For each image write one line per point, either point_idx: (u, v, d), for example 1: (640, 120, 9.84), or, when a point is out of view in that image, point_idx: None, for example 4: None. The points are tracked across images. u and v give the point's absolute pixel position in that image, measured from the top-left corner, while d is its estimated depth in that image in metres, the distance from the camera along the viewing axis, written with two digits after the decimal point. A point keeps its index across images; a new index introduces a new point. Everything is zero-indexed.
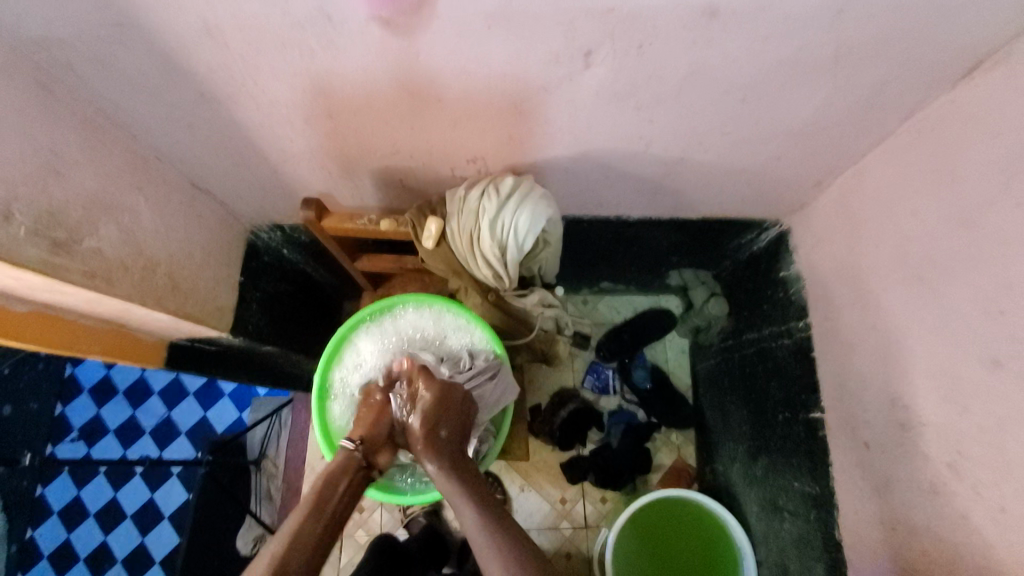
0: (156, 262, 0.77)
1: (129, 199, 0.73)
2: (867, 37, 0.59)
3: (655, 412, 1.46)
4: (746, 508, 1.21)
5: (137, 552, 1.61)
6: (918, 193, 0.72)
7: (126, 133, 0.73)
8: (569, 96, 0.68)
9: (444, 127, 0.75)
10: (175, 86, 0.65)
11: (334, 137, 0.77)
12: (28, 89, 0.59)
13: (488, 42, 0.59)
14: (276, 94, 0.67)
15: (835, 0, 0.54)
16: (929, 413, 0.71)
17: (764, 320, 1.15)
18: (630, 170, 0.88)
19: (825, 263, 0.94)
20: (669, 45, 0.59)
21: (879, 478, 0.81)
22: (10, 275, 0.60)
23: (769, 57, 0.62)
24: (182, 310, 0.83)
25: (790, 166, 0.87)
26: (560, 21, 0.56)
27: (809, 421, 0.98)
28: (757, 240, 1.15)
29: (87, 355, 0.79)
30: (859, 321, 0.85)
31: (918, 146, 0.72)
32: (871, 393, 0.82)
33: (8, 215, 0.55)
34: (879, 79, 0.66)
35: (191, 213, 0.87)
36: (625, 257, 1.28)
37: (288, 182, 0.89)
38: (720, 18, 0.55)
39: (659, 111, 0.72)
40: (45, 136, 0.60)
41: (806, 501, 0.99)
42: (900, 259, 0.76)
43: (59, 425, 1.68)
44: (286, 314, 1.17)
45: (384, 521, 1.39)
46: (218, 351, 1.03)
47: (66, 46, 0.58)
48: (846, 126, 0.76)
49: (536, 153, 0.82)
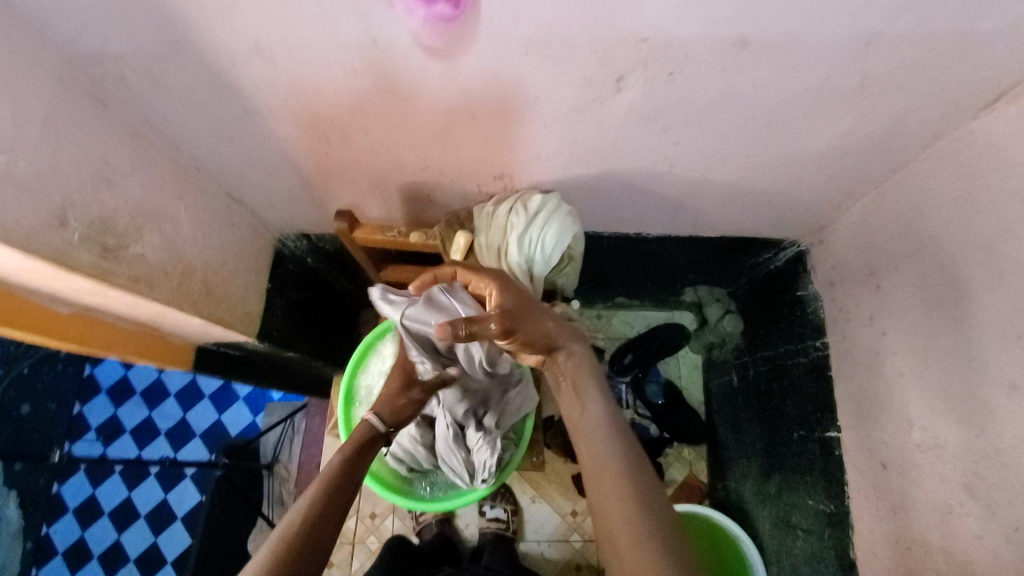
0: (192, 269, 0.80)
1: (171, 207, 0.75)
2: (891, 68, 0.62)
3: (667, 427, 1.45)
4: (758, 525, 1.21)
5: (150, 552, 1.62)
6: (937, 218, 0.73)
7: (169, 144, 0.76)
8: (599, 117, 0.71)
9: (474, 145, 0.78)
10: (221, 102, 0.68)
11: (368, 151, 0.80)
12: (84, 102, 0.62)
13: (525, 66, 0.61)
14: (318, 110, 0.70)
15: (863, 34, 0.57)
16: (948, 436, 0.71)
17: (780, 338, 1.16)
18: (653, 189, 0.90)
19: (844, 284, 0.95)
20: (699, 72, 0.62)
21: (896, 499, 0.81)
22: (60, 279, 0.62)
23: (795, 85, 0.64)
24: (214, 315, 0.85)
25: (810, 188, 0.89)
26: (596, 49, 0.59)
27: (824, 439, 0.98)
28: (774, 259, 1.16)
29: (118, 356, 0.81)
30: (878, 342, 0.86)
31: (938, 173, 0.73)
32: (889, 414, 0.83)
33: (64, 222, 0.57)
34: (902, 108, 0.68)
35: (225, 221, 0.89)
36: (642, 273, 1.30)
37: (320, 194, 0.92)
38: (750, 48, 0.58)
39: (685, 134, 0.74)
40: (99, 147, 0.63)
41: (820, 520, 0.99)
42: (919, 283, 0.77)
43: (76, 424, 1.69)
44: (308, 321, 1.20)
45: (395, 528, 1.40)
46: (240, 355, 1.06)
47: (123, 63, 0.61)
48: (867, 151, 0.78)
49: (563, 171, 0.84)
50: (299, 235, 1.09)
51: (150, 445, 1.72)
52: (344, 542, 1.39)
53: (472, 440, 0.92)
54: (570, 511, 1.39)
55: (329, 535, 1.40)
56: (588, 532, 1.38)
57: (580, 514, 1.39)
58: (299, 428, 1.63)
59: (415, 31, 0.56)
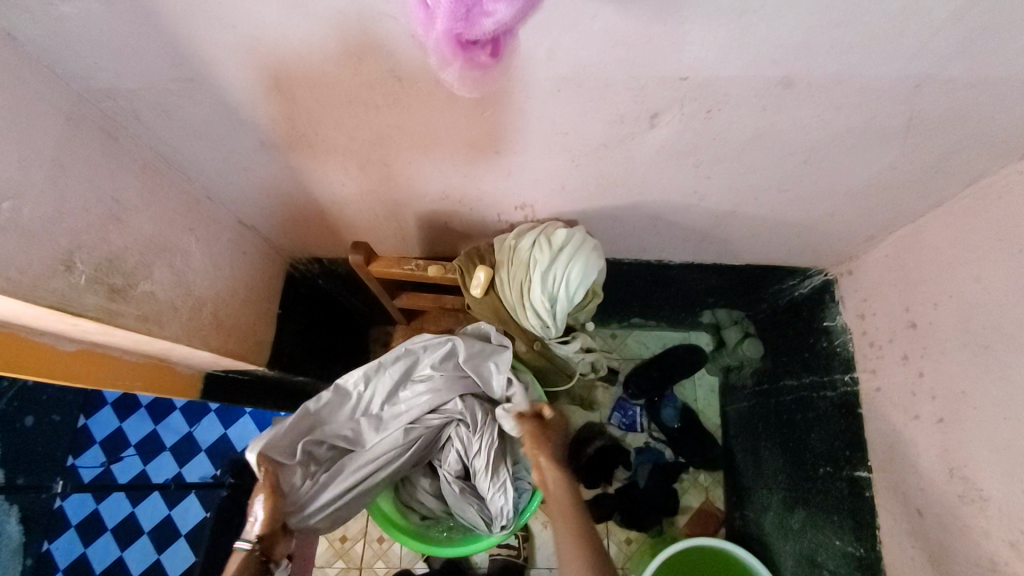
0: (203, 301, 0.77)
1: (181, 241, 0.72)
2: (940, 110, 0.59)
3: (684, 452, 1.40)
4: (780, 560, 1.16)
5: (152, 571, 1.57)
6: (981, 259, 0.70)
7: (179, 173, 0.73)
8: (630, 152, 0.68)
9: (496, 177, 0.75)
10: (233, 133, 0.66)
11: (385, 182, 0.77)
12: (94, 136, 0.59)
13: (554, 102, 0.58)
14: (335, 144, 0.68)
15: (915, 76, 0.54)
16: (991, 490, 0.68)
17: (804, 368, 1.12)
18: (679, 221, 0.88)
19: (876, 318, 0.92)
20: (737, 110, 0.59)
21: (934, 550, 0.77)
22: (66, 322, 0.59)
23: (837, 124, 0.61)
24: (223, 347, 0.82)
25: (843, 222, 0.86)
26: (630, 87, 0.56)
27: (854, 478, 0.94)
28: (798, 286, 1.13)
29: (129, 390, 0.78)
30: (912, 383, 0.82)
31: (982, 213, 0.70)
32: (927, 460, 0.79)
33: (70, 265, 0.54)
34: (948, 147, 0.65)
35: (237, 249, 0.87)
36: (660, 297, 1.27)
37: (334, 221, 0.89)
38: (794, 88, 0.55)
39: (717, 169, 0.71)
40: (109, 183, 0.60)
41: (849, 563, 0.95)
42: (958, 326, 0.73)
43: (79, 437, 1.63)
44: (320, 344, 1.17)
45: (404, 553, 1.35)
46: (249, 380, 1.02)
47: (134, 97, 0.59)
48: (907, 188, 0.74)
49: (586, 202, 0.81)
50: (311, 259, 1.06)
51: (156, 460, 1.67)
52: (350, 567, 1.34)
53: (483, 486, 0.93)
54: None
55: (336, 559, 1.35)
56: None
57: None
58: None
59: (454, 81, 0.51)
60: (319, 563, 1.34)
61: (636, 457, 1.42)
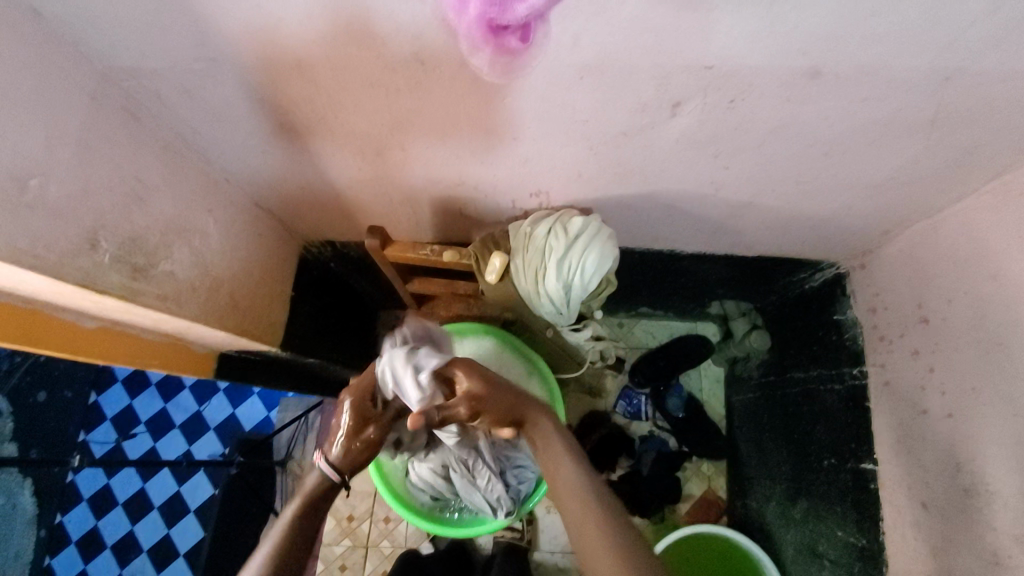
0: (220, 282, 0.77)
1: (200, 221, 0.73)
2: (966, 104, 0.58)
3: (688, 441, 1.41)
4: (781, 549, 1.18)
5: (161, 544, 1.60)
6: (999, 256, 0.69)
7: (198, 154, 0.74)
8: (649, 141, 0.68)
9: (513, 164, 0.75)
10: (253, 114, 0.66)
11: (403, 167, 0.77)
12: (116, 115, 0.59)
13: (576, 88, 0.58)
14: (354, 128, 0.68)
15: (944, 69, 0.53)
16: (998, 485, 0.68)
17: (812, 360, 1.12)
18: (694, 212, 0.88)
19: (887, 313, 0.92)
20: (761, 100, 0.59)
21: (937, 542, 0.78)
22: (89, 300, 0.60)
23: (861, 116, 0.61)
24: (240, 328, 0.83)
25: (860, 215, 0.86)
26: (654, 75, 0.55)
27: (858, 471, 0.95)
28: (810, 279, 1.13)
29: (147, 367, 0.80)
30: (922, 378, 0.83)
31: (1002, 210, 0.69)
32: (934, 455, 0.80)
33: (94, 243, 0.55)
34: (971, 141, 0.64)
35: (253, 231, 0.87)
36: (671, 287, 1.27)
37: (349, 204, 0.89)
38: (820, 79, 0.55)
39: (736, 159, 0.71)
40: (131, 163, 0.60)
41: (851, 553, 0.96)
42: (972, 322, 0.73)
43: (92, 412, 1.68)
44: (332, 327, 1.18)
45: (410, 534, 1.37)
46: (261, 362, 1.04)
47: (156, 76, 0.59)
48: (926, 183, 0.74)
49: (602, 191, 0.81)
50: (325, 242, 1.06)
51: (164, 438, 1.70)
52: (357, 545, 1.37)
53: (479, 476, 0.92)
54: None
55: (343, 537, 1.37)
56: None
57: None
58: (313, 427, 1.61)
59: (484, 67, 0.52)
60: (325, 541, 1.37)
61: (640, 445, 1.42)
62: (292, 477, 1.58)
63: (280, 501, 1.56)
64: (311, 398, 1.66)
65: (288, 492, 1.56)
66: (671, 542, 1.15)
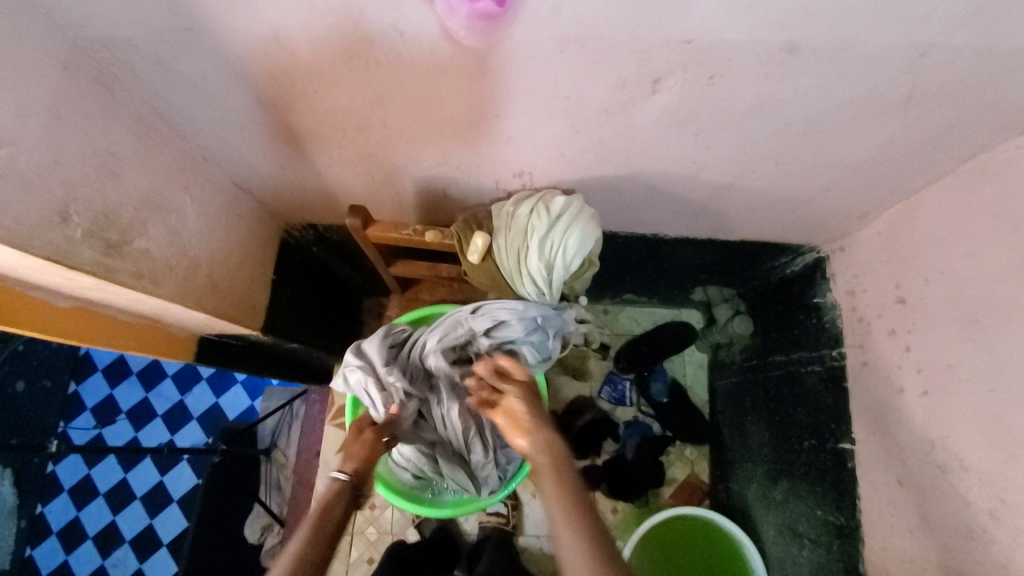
0: (198, 262, 0.76)
1: (176, 199, 0.72)
2: (941, 82, 0.59)
3: (672, 425, 1.43)
4: (762, 530, 1.19)
5: (142, 535, 1.58)
6: (973, 236, 0.70)
7: (175, 130, 0.72)
8: (631, 119, 0.68)
9: (496, 143, 0.74)
10: (232, 88, 0.65)
11: (385, 145, 0.76)
12: (87, 87, 0.58)
13: (557, 62, 0.58)
14: (334, 103, 0.67)
15: (920, 45, 0.54)
16: (972, 460, 0.70)
17: (793, 344, 1.13)
18: (676, 194, 0.88)
19: (865, 294, 0.93)
20: (741, 76, 0.59)
21: (913, 518, 0.80)
22: (62, 276, 0.59)
23: (840, 93, 0.62)
24: (219, 310, 0.82)
25: (840, 197, 0.87)
26: (635, 49, 0.55)
27: (837, 451, 0.97)
28: (790, 264, 1.14)
29: (123, 351, 0.78)
30: (899, 357, 0.84)
31: (976, 190, 0.70)
32: (908, 432, 0.82)
33: (65, 217, 0.54)
34: (945, 121, 0.65)
35: (232, 211, 0.86)
36: (655, 273, 1.28)
37: (330, 185, 0.88)
38: (799, 54, 0.55)
39: (717, 139, 0.71)
40: (103, 136, 0.59)
41: (829, 531, 0.98)
42: (946, 301, 0.75)
43: (71, 402, 1.65)
44: (316, 314, 1.17)
45: (395, 520, 1.37)
46: (243, 346, 1.03)
47: (129, 47, 0.57)
48: (903, 163, 0.75)
49: (584, 171, 0.81)
50: (307, 226, 1.05)
51: (147, 427, 1.68)
52: (342, 532, 1.36)
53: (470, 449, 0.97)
54: None
55: None
56: None
57: None
58: (296, 415, 1.59)
59: (460, 31, 0.53)
60: None
61: (625, 430, 1.43)
62: (276, 466, 1.56)
63: (263, 491, 1.52)
64: (295, 388, 1.66)
65: (272, 481, 1.54)
66: (640, 534, 1.16)
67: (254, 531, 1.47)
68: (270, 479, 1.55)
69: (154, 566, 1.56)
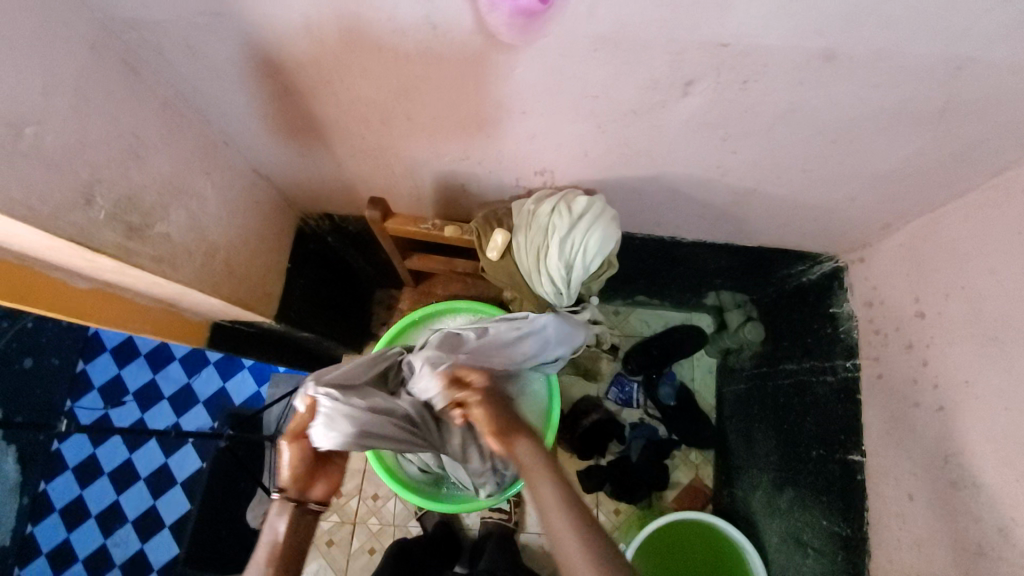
0: (215, 248, 0.76)
1: (197, 184, 0.71)
2: (978, 95, 0.58)
3: (678, 429, 1.42)
4: (765, 537, 1.19)
5: (146, 515, 1.59)
6: (1000, 252, 0.69)
7: (197, 114, 0.72)
8: (658, 121, 0.67)
9: (519, 139, 0.74)
10: (258, 75, 0.64)
11: (406, 137, 0.76)
12: (114, 68, 0.57)
13: (587, 61, 0.57)
14: (359, 94, 0.66)
15: (960, 57, 0.53)
16: (987, 479, 0.69)
17: (805, 353, 1.12)
18: (697, 197, 0.87)
19: (884, 306, 0.92)
20: (774, 82, 0.58)
21: (923, 533, 0.79)
22: (83, 257, 0.59)
23: (873, 103, 0.61)
24: (235, 296, 0.82)
25: (863, 207, 0.85)
26: (669, 51, 0.54)
27: (847, 462, 0.96)
28: (807, 272, 1.13)
29: (138, 334, 0.78)
30: (916, 371, 0.83)
31: (1006, 206, 0.69)
32: (922, 447, 0.81)
33: (89, 199, 0.54)
34: (978, 135, 0.64)
35: (250, 198, 0.85)
36: (668, 276, 1.27)
37: (348, 175, 0.88)
38: (836, 62, 0.54)
39: (743, 144, 0.71)
40: (128, 119, 0.59)
41: (835, 543, 0.97)
42: (968, 317, 0.74)
43: (79, 380, 1.67)
44: (327, 303, 1.16)
45: (398, 511, 1.37)
46: (254, 333, 1.02)
47: (158, 30, 0.57)
48: (931, 175, 0.74)
49: (606, 171, 0.80)
50: (323, 215, 1.05)
51: (153, 409, 1.68)
52: (344, 521, 1.36)
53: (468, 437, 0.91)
54: None
55: (330, 513, 1.37)
56: None
57: None
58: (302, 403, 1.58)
59: (499, 27, 0.53)
60: None
61: (631, 431, 1.43)
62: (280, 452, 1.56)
63: (268, 476, 1.54)
64: (302, 375, 1.66)
65: (275, 467, 1.54)
66: (642, 536, 1.15)
67: (256, 516, 1.47)
68: (273, 464, 1.55)
69: (157, 546, 1.57)
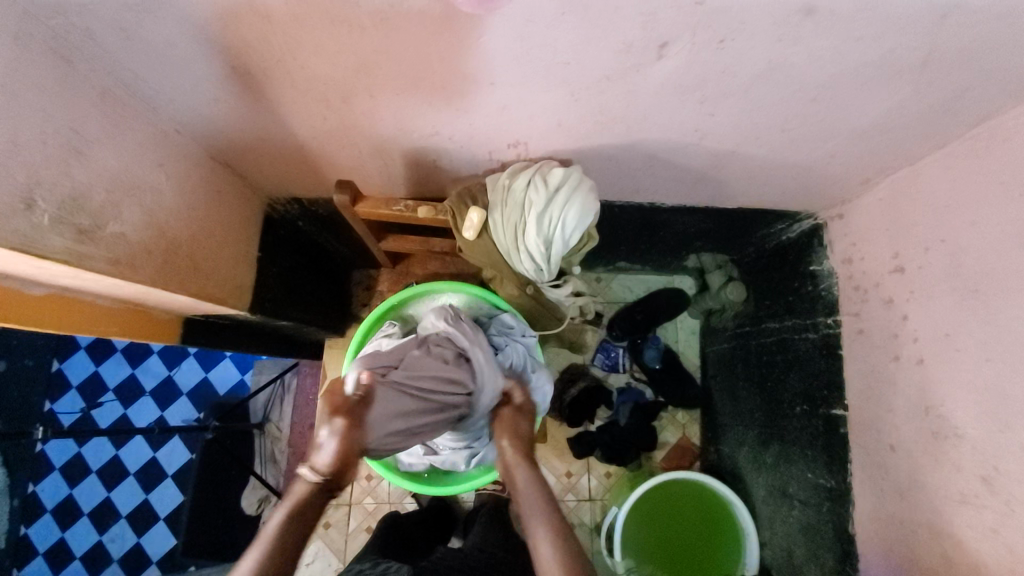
0: (178, 242, 0.72)
1: (150, 176, 0.67)
2: (959, 45, 0.56)
3: (664, 392, 1.43)
4: (753, 491, 1.22)
5: (140, 509, 1.58)
6: (979, 203, 0.69)
7: (142, 100, 0.67)
8: (632, 86, 0.64)
9: (489, 112, 0.70)
10: (205, 56, 0.60)
11: (372, 115, 0.72)
12: (45, 59, 0.53)
13: (557, 25, 0.54)
14: (317, 71, 0.62)
15: (942, 5, 0.51)
16: (966, 429, 0.71)
17: (787, 311, 1.13)
18: (676, 162, 0.85)
19: (863, 262, 0.92)
20: (752, 40, 0.56)
21: (905, 481, 0.82)
22: (32, 265, 0.55)
23: (853, 58, 0.59)
24: (204, 290, 0.79)
25: (842, 163, 0.84)
26: (642, 11, 0.52)
27: (829, 417, 0.98)
28: (787, 230, 1.13)
29: (104, 336, 0.76)
30: (895, 326, 0.84)
31: (983, 156, 0.68)
32: (904, 399, 0.82)
33: (30, 204, 0.50)
34: (956, 86, 0.63)
35: (211, 188, 0.81)
36: (649, 241, 1.26)
37: (313, 155, 0.83)
38: (815, 17, 0.52)
39: (722, 105, 0.68)
40: (65, 114, 0.54)
41: (819, 493, 1.00)
42: (947, 271, 0.74)
43: (55, 380, 1.62)
44: (305, 288, 1.13)
45: (392, 490, 1.37)
46: (233, 326, 0.99)
47: (87, 13, 0.52)
48: (911, 129, 0.73)
49: (581, 140, 0.77)
50: (291, 199, 1.01)
51: (135, 404, 1.64)
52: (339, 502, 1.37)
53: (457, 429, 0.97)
54: (564, 472, 1.40)
55: None
56: (583, 492, 1.39)
57: (575, 475, 1.41)
58: (288, 388, 1.55)
59: None
60: None
61: (618, 397, 1.42)
62: (270, 439, 1.53)
63: (260, 464, 1.50)
64: (285, 360, 1.60)
65: (267, 454, 1.52)
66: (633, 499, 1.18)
67: (252, 503, 1.47)
68: (264, 451, 1.52)
69: (152, 542, 1.55)
